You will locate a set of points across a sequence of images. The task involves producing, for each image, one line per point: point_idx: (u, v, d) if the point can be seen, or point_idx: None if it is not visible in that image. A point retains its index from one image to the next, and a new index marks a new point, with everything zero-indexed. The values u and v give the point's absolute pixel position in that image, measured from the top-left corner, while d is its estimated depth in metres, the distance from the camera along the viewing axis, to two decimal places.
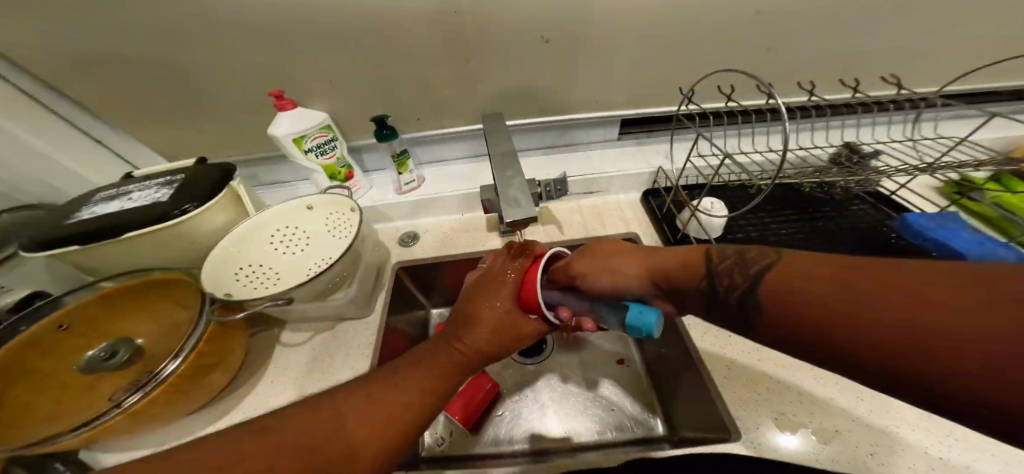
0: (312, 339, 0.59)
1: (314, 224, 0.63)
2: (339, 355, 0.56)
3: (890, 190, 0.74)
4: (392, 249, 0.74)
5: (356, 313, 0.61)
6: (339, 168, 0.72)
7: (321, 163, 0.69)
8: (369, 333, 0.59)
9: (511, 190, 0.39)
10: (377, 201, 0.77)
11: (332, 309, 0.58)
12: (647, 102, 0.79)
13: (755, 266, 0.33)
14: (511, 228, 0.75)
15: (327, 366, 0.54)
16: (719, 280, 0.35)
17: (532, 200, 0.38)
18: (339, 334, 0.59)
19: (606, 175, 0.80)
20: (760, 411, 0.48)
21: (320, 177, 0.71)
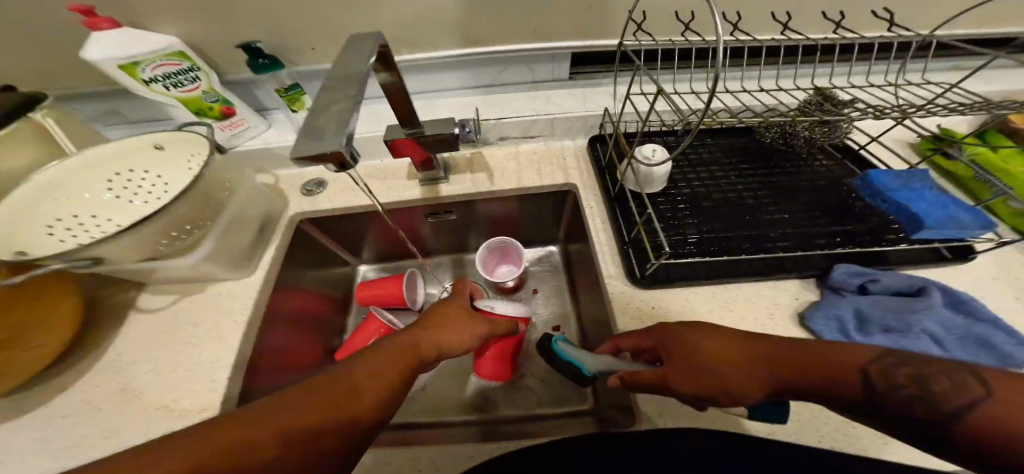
0: (175, 302, 0.52)
1: (172, 169, 0.52)
2: (206, 325, 0.49)
3: (860, 144, 0.65)
4: (293, 200, 0.63)
5: (226, 273, 0.53)
6: (208, 103, 0.57)
7: (177, 97, 0.54)
8: (242, 295, 0.52)
9: (321, 118, 0.29)
10: (272, 142, 0.64)
11: (184, 269, 0.49)
12: (599, 31, 0.65)
13: (953, 401, 0.25)
14: (433, 177, 0.66)
15: (189, 345, 0.47)
16: (885, 406, 0.27)
17: (347, 129, 0.29)
18: (207, 297, 0.52)
19: (546, 116, 0.68)
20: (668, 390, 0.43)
21: (181, 112, 0.56)
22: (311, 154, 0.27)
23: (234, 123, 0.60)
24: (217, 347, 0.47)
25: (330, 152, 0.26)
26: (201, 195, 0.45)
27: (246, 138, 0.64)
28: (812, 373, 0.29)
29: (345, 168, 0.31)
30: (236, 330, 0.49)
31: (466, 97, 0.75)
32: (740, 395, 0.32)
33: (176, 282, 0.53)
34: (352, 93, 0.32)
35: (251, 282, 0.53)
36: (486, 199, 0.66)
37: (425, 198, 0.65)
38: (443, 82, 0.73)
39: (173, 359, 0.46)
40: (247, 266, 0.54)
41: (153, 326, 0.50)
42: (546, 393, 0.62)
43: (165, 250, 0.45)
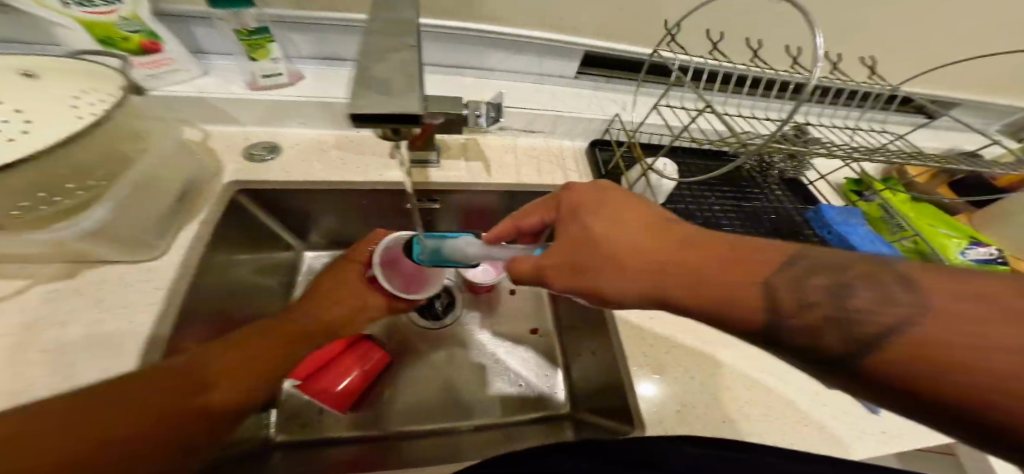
0: (25, 290, 0.34)
1: (45, 105, 0.35)
2: (84, 323, 0.33)
3: (810, 180, 0.74)
4: (228, 162, 0.49)
5: (117, 254, 0.36)
6: (126, 33, 0.42)
7: (80, 18, 0.39)
8: (145, 284, 0.37)
9: (386, 73, 0.25)
10: (207, 90, 0.50)
11: (57, 246, 0.33)
12: (616, 31, 0.63)
13: (876, 318, 0.21)
14: (423, 159, 0.58)
15: (58, 343, 0.32)
16: (793, 329, 0.23)
17: (414, 88, 0.25)
18: (85, 283, 0.36)
19: (552, 112, 0.65)
20: (666, 406, 0.43)
21: (81, 37, 0.41)
22: (377, 111, 0.23)
23: (158, 62, 0.46)
24: (98, 356, 0.32)
25: (401, 115, 0.22)
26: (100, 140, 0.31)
27: (172, 82, 0.49)
28: (719, 264, 0.26)
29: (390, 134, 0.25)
30: (131, 333, 0.34)
31: (466, 77, 0.69)
32: (612, 287, 0.30)
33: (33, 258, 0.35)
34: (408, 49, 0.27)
35: (167, 265, 0.38)
36: (480, 193, 0.60)
37: (411, 182, 0.56)
38: (441, 55, 0.66)
39: (15, 373, 0.30)
40: (156, 247, 0.38)
41: None
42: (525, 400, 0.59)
43: (28, 216, 0.30)
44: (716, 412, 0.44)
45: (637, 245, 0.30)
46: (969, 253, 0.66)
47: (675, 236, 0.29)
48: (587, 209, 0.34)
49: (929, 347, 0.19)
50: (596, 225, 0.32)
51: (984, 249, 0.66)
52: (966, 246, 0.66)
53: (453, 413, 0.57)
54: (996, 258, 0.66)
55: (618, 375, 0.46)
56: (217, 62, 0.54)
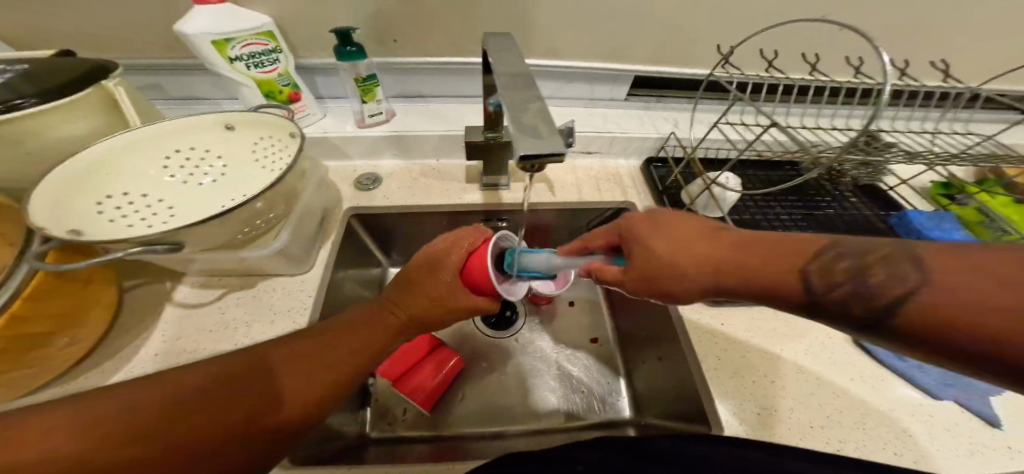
0: (221, 298, 0.45)
1: (235, 150, 0.48)
2: (259, 322, 0.43)
3: (889, 186, 0.71)
4: (345, 193, 0.60)
5: (285, 268, 0.46)
6: (281, 87, 0.55)
7: (254, 77, 0.52)
8: (300, 293, 0.46)
9: (526, 117, 0.26)
10: (330, 130, 0.62)
11: (244, 263, 0.44)
12: (669, 55, 0.68)
13: (886, 293, 0.23)
14: (495, 182, 0.64)
15: (243, 337, 0.41)
16: (824, 303, 0.26)
17: (556, 131, 0.25)
18: (259, 291, 0.46)
19: (609, 134, 0.69)
20: (744, 409, 0.44)
21: (251, 94, 0.54)
22: (529, 156, 0.22)
23: (298, 109, 0.59)
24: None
25: (552, 154, 0.22)
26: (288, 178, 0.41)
27: (307, 124, 0.62)
28: (762, 250, 0.29)
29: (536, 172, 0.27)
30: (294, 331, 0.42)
31: None
32: (673, 249, 0.32)
33: (222, 273, 0.46)
34: (537, 94, 0.29)
35: (308, 276, 0.47)
36: (546, 210, 0.65)
37: (485, 203, 0.63)
38: None
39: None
40: (308, 262, 0.48)
41: (196, 317, 0.43)
42: (591, 406, 0.61)
43: (238, 240, 0.39)
44: (802, 417, 0.44)
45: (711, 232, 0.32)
46: None
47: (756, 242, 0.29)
48: (660, 230, 0.33)
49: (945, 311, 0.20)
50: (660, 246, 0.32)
51: None
52: None
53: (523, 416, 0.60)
54: None
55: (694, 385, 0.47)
56: (330, 105, 0.68)
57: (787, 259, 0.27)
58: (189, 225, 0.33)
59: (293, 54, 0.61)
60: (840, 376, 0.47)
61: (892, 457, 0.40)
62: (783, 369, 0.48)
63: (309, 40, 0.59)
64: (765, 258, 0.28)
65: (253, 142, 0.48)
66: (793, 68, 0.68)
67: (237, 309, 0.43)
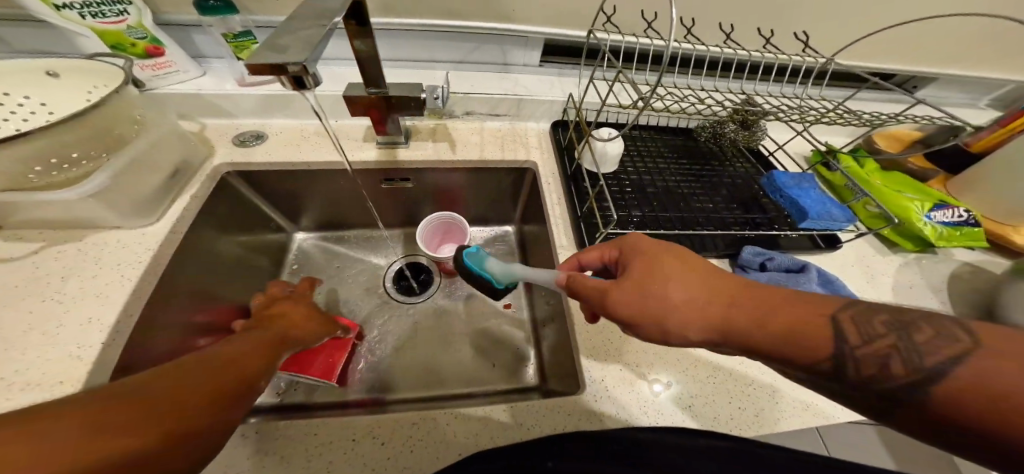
0: (39, 250, 0.45)
1: (62, 96, 0.47)
2: (82, 276, 0.43)
3: (770, 151, 0.76)
4: (219, 148, 0.58)
5: (120, 221, 0.47)
6: (132, 40, 0.51)
7: (95, 27, 0.48)
8: (136, 245, 0.47)
9: (283, 38, 0.30)
10: (204, 88, 0.59)
11: (64, 211, 0.44)
12: (569, 19, 0.67)
13: (933, 353, 0.27)
14: (392, 140, 0.64)
15: (52, 290, 0.42)
16: (855, 360, 0.29)
17: (310, 50, 0.29)
18: (85, 245, 0.46)
19: (514, 96, 0.70)
20: (608, 367, 0.48)
21: (92, 42, 0.50)
22: (264, 64, 0.28)
23: (162, 65, 0.55)
24: (93, 306, 0.41)
25: (281, 64, 0.28)
26: (103, 119, 0.41)
27: (174, 82, 0.58)
28: (762, 333, 0.32)
29: (305, 92, 0.33)
30: (121, 286, 0.43)
31: (437, 69, 0.75)
32: (681, 338, 0.36)
33: (45, 224, 0.46)
34: (322, 23, 0.32)
35: (149, 230, 0.48)
36: (439, 166, 0.66)
37: (380, 161, 0.63)
38: (411, 51, 0.72)
39: (25, 320, 0.39)
40: (153, 213, 0.49)
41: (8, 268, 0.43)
42: (492, 375, 0.62)
43: (38, 174, 0.39)
44: (648, 361, 0.49)
45: (716, 305, 0.34)
46: (934, 215, 0.65)
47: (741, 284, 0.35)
48: (651, 279, 0.37)
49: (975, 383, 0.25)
50: (678, 306, 0.35)
51: (953, 210, 0.66)
52: (929, 208, 0.66)
53: (409, 380, 0.61)
54: (964, 219, 0.65)
55: (571, 345, 0.52)
56: (214, 65, 0.63)
57: (818, 355, 0.30)
58: None
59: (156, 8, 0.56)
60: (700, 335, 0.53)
61: (733, 408, 0.46)
62: None
63: None
64: (797, 351, 0.31)
65: (87, 90, 0.48)
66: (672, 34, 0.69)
67: (54, 263, 0.44)
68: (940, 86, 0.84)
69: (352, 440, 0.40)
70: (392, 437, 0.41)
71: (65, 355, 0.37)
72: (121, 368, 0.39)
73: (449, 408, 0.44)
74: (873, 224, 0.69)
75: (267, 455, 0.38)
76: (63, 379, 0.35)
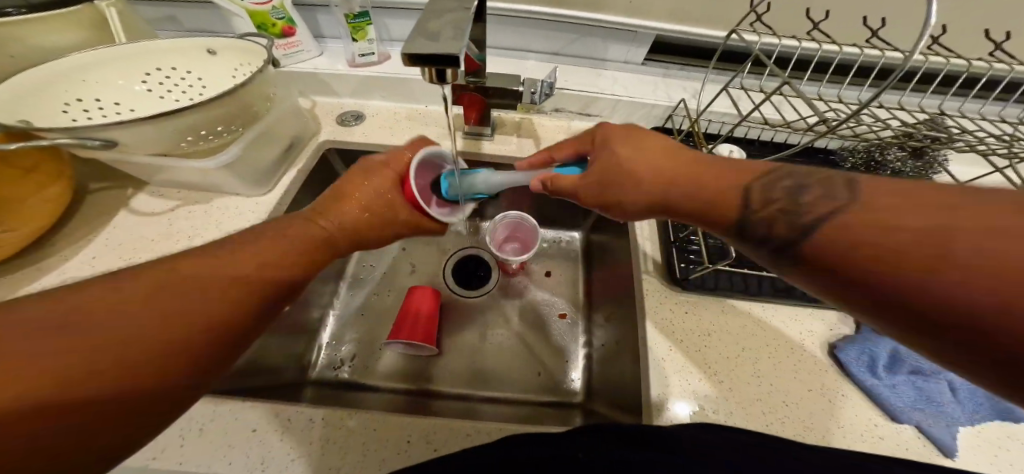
0: (174, 209, 0.50)
1: (212, 74, 0.52)
2: (202, 237, 0.48)
3: (940, 190, 0.59)
4: (325, 125, 0.61)
5: (242, 188, 0.51)
6: (274, 20, 0.55)
7: (247, 8, 0.52)
8: (249, 213, 0.51)
9: (433, 24, 0.27)
10: (320, 67, 0.61)
11: (197, 176, 0.48)
12: (696, 12, 0.59)
13: (815, 210, 0.23)
14: (479, 131, 0.62)
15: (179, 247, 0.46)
16: (753, 224, 0.26)
17: (462, 37, 0.26)
18: (212, 208, 0.51)
19: (613, 96, 0.63)
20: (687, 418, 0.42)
21: (244, 24, 0.55)
22: (423, 54, 0.25)
23: (291, 44, 0.59)
24: None
25: (441, 55, 0.25)
26: (244, 97, 0.44)
27: (297, 61, 0.62)
28: (694, 188, 0.29)
29: (443, 85, 0.29)
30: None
31: (530, 59, 0.71)
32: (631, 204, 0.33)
33: (180, 187, 0.51)
34: (464, 5, 0.29)
35: (263, 199, 0.52)
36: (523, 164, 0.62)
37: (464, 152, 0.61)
38: (505, 38, 0.69)
39: None
40: (267, 185, 0.52)
41: (149, 222, 0.49)
42: (542, 390, 0.59)
43: (185, 145, 0.43)
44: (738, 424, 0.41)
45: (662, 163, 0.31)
46: None
47: (713, 170, 0.29)
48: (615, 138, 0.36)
49: (884, 221, 0.19)
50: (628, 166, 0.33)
51: None
52: None
53: (459, 376, 0.60)
54: None
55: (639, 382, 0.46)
56: (329, 45, 0.66)
57: (730, 204, 0.27)
58: (118, 124, 0.36)
59: None
60: (788, 391, 0.43)
61: None
62: (726, 352, 0.46)
63: None
64: (722, 203, 0.28)
65: (231, 68, 0.52)
66: (847, 36, 0.56)
67: (183, 223, 0.49)
68: None
69: (406, 441, 0.39)
70: (442, 442, 0.39)
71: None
72: None
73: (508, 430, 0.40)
74: None
75: (327, 443, 0.38)
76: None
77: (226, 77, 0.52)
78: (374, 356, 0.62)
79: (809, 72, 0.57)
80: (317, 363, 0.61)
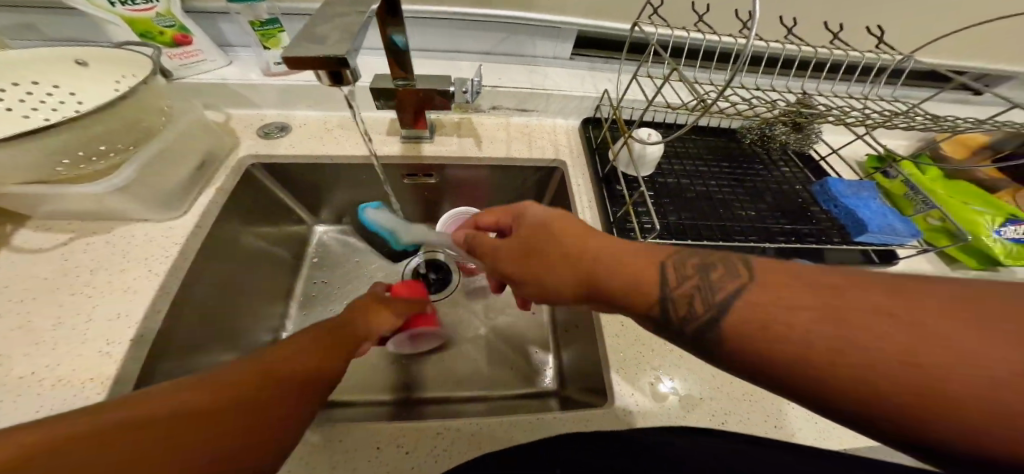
0: (69, 242, 0.44)
1: (92, 88, 0.46)
2: (107, 269, 0.43)
3: (819, 155, 0.70)
4: (244, 139, 0.57)
5: (147, 214, 0.46)
6: (161, 28, 0.50)
7: (123, 15, 0.47)
8: (163, 239, 0.46)
9: (322, 27, 0.27)
10: (230, 78, 0.57)
11: (94, 205, 0.44)
12: (609, 9, 0.63)
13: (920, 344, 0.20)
14: (416, 135, 0.62)
15: (82, 284, 0.41)
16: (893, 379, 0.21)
17: (353, 38, 0.26)
18: (116, 237, 0.45)
19: (543, 91, 0.66)
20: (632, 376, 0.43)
21: (122, 30, 0.49)
22: (306, 56, 0.24)
23: (188, 51, 0.54)
24: (121, 300, 0.40)
25: (324, 57, 0.24)
26: (129, 113, 0.40)
27: (199, 71, 0.57)
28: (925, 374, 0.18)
29: (337, 87, 0.29)
30: (150, 281, 0.42)
31: (461, 60, 0.72)
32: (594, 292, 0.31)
33: (74, 218, 0.46)
34: (363, 6, 0.29)
35: (178, 223, 0.47)
36: (463, 163, 0.62)
37: (404, 157, 0.61)
38: (435, 40, 0.69)
39: (53, 314, 0.39)
40: (182, 204, 0.48)
41: (37, 260, 0.43)
42: (508, 381, 0.60)
43: (67, 169, 0.38)
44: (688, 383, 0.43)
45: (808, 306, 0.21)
46: (1005, 231, 0.54)
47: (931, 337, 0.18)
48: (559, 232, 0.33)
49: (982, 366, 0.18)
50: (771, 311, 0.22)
51: None
52: (1001, 223, 0.54)
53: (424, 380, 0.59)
54: None
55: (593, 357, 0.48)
56: (240, 54, 0.62)
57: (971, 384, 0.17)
58: None
59: None
60: None
61: (772, 428, 0.40)
62: None
63: None
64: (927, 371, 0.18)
65: (114, 79, 0.47)
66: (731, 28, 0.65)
67: (83, 256, 0.43)
68: (1009, 83, 0.76)
69: (375, 447, 0.38)
70: (415, 445, 0.38)
71: (92, 353, 0.36)
72: (149, 365, 0.38)
73: (478, 421, 0.40)
74: (935, 238, 0.59)
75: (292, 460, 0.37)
76: (92, 375, 0.35)
77: (111, 89, 0.47)
78: None
79: (704, 61, 0.64)
80: None
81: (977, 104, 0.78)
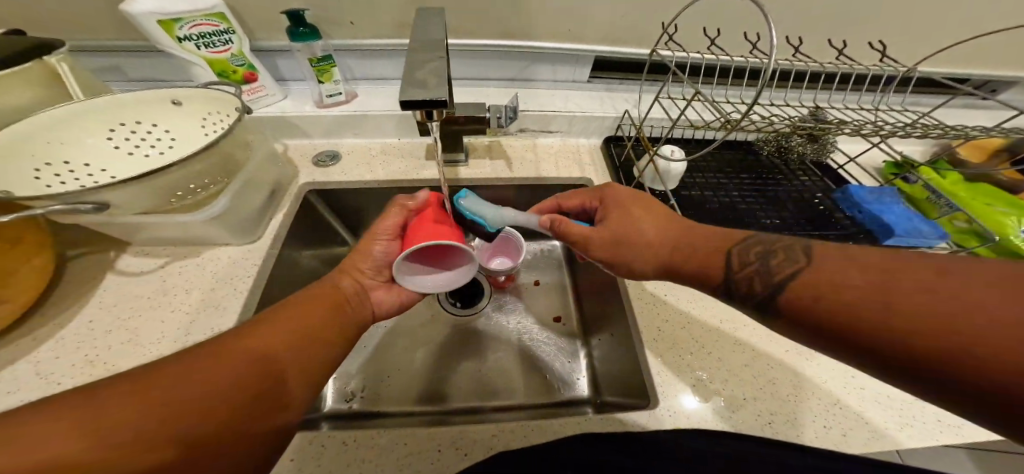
0: (164, 265, 0.50)
1: (184, 126, 0.53)
2: (196, 288, 0.47)
3: (839, 163, 0.72)
4: (301, 168, 0.63)
5: (229, 238, 0.51)
6: (234, 67, 0.57)
7: (206, 57, 0.54)
8: (242, 260, 0.51)
9: (420, 73, 0.32)
10: (288, 110, 0.64)
11: (186, 231, 0.49)
12: (628, 36, 0.69)
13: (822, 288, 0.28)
14: (453, 159, 0.67)
15: (176, 301, 0.46)
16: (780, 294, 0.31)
17: (443, 81, 0.31)
18: (203, 259, 0.51)
19: (568, 113, 0.71)
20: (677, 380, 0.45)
21: (204, 73, 0.56)
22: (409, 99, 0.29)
23: (255, 89, 0.61)
24: (210, 316, 0.45)
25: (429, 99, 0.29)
26: (224, 151, 0.46)
27: (262, 105, 0.64)
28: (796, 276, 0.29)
29: (424, 125, 0.34)
30: (234, 298, 0.47)
31: (488, 87, 0.78)
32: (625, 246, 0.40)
33: (165, 243, 0.51)
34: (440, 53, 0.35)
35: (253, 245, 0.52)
36: (497, 182, 0.67)
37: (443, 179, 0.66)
38: (464, 71, 0.75)
39: (154, 329, 0.43)
40: (255, 233, 0.53)
41: (136, 281, 0.48)
42: (549, 388, 0.61)
43: (171, 202, 0.44)
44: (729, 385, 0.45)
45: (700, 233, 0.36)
46: None
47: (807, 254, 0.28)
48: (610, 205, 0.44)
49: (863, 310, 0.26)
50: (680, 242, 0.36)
51: None
52: None
53: (468, 390, 0.61)
54: None
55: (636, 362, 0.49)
56: (294, 87, 0.69)
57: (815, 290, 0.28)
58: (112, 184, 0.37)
59: (258, 41, 0.62)
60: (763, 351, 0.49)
61: (820, 430, 0.41)
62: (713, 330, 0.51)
63: (269, 22, 0.60)
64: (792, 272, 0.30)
65: (202, 118, 0.53)
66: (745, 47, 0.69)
67: (176, 277, 0.48)
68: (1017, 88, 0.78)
69: (437, 450, 0.39)
70: (473, 448, 0.39)
71: None
72: None
73: (533, 423, 0.42)
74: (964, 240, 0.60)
75: (358, 462, 0.38)
76: None
77: (199, 126, 0.53)
78: (380, 386, 0.61)
79: (721, 79, 0.68)
80: (327, 400, 0.59)
81: (989, 109, 0.80)
